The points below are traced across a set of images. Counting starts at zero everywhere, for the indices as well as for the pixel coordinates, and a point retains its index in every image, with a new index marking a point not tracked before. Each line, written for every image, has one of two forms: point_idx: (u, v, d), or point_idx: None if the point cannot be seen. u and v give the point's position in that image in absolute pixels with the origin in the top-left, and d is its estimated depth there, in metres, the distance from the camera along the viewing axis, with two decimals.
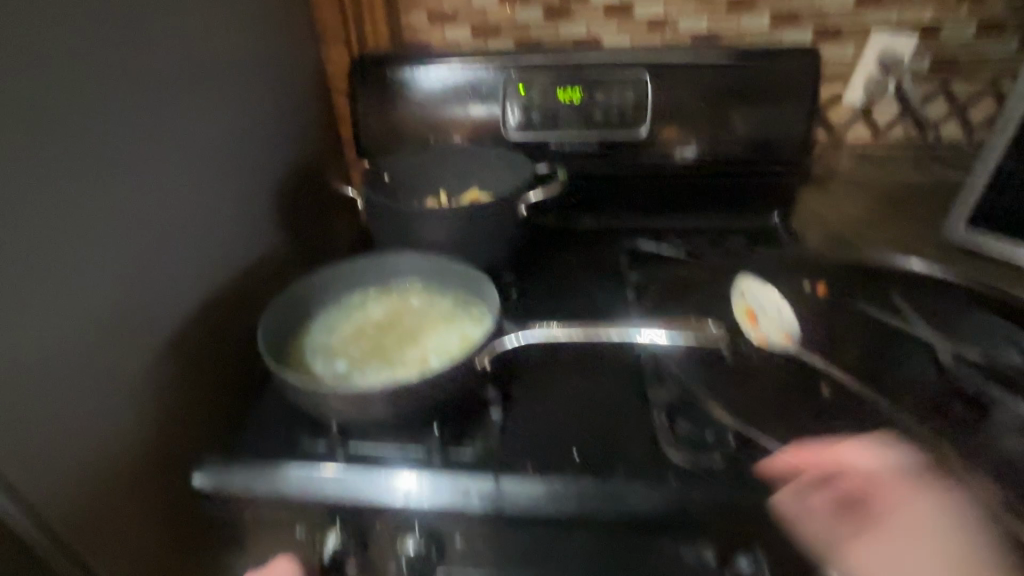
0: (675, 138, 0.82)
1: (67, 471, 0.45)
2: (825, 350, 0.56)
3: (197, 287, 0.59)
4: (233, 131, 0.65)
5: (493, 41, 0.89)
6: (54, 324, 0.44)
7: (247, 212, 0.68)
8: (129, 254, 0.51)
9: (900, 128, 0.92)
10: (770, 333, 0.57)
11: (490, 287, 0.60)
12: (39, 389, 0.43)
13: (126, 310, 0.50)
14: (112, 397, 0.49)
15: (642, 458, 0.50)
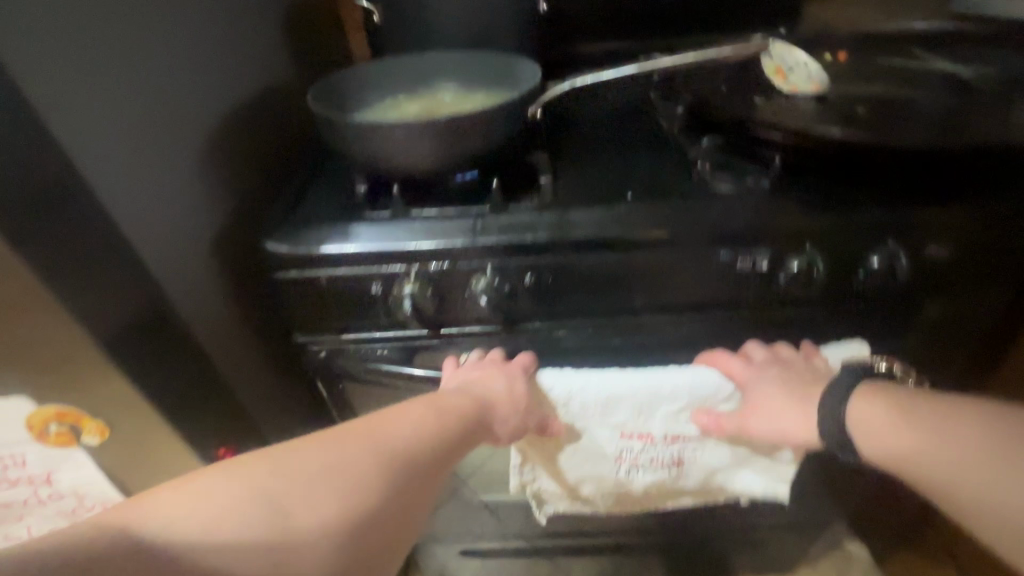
0: None
1: (157, 231, 0.45)
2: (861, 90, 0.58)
3: (240, 81, 0.57)
4: None
5: None
6: (122, 74, 0.43)
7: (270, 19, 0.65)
8: (177, 27, 0.49)
9: None
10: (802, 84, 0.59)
11: (529, 66, 0.60)
12: (119, 135, 0.42)
13: (184, 85, 0.49)
14: (184, 172, 0.49)
15: (702, 190, 0.52)
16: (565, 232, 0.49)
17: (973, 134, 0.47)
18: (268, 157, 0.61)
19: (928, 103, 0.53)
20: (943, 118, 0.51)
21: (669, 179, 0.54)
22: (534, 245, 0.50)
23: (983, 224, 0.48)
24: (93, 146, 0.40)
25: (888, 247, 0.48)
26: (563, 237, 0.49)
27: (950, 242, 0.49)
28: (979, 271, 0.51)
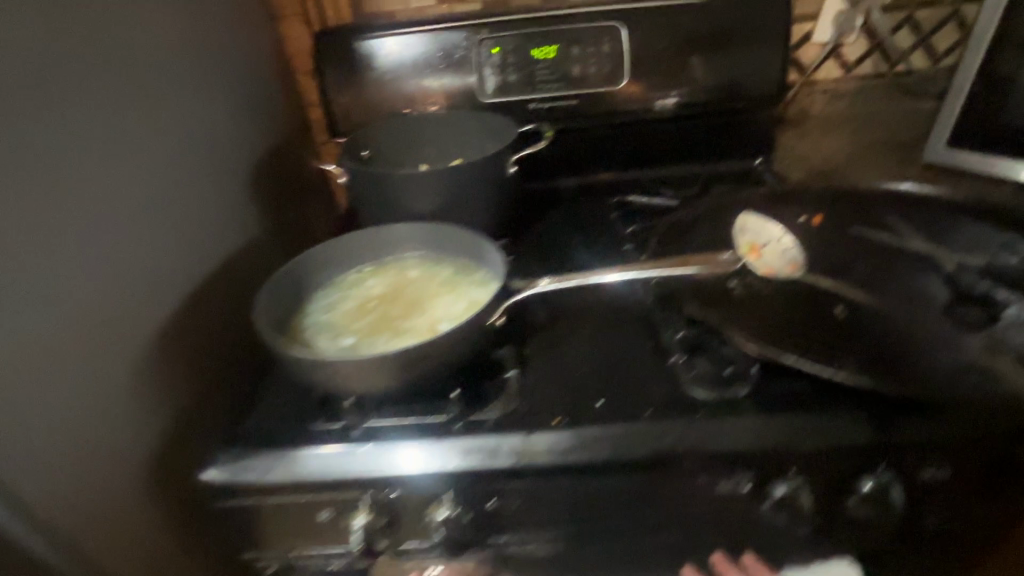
0: (654, 89, 0.84)
1: (64, 491, 0.43)
2: (827, 273, 0.57)
3: (174, 281, 0.57)
4: (194, 129, 0.64)
5: (456, 3, 0.88)
6: (31, 343, 0.42)
7: (216, 196, 0.66)
8: (96, 272, 0.48)
9: (865, 63, 0.95)
10: (775, 264, 0.57)
11: (493, 251, 0.58)
12: (23, 408, 0.41)
13: (104, 324, 0.48)
14: (101, 412, 0.47)
15: (665, 397, 0.49)
16: (527, 461, 0.45)
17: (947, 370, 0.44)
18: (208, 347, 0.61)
19: (893, 302, 0.52)
20: (917, 330, 0.48)
21: (644, 374, 0.52)
22: (493, 476, 0.46)
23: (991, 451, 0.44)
24: None
25: (878, 474, 0.45)
26: (525, 467, 0.45)
27: (949, 465, 0.45)
28: (977, 495, 0.47)
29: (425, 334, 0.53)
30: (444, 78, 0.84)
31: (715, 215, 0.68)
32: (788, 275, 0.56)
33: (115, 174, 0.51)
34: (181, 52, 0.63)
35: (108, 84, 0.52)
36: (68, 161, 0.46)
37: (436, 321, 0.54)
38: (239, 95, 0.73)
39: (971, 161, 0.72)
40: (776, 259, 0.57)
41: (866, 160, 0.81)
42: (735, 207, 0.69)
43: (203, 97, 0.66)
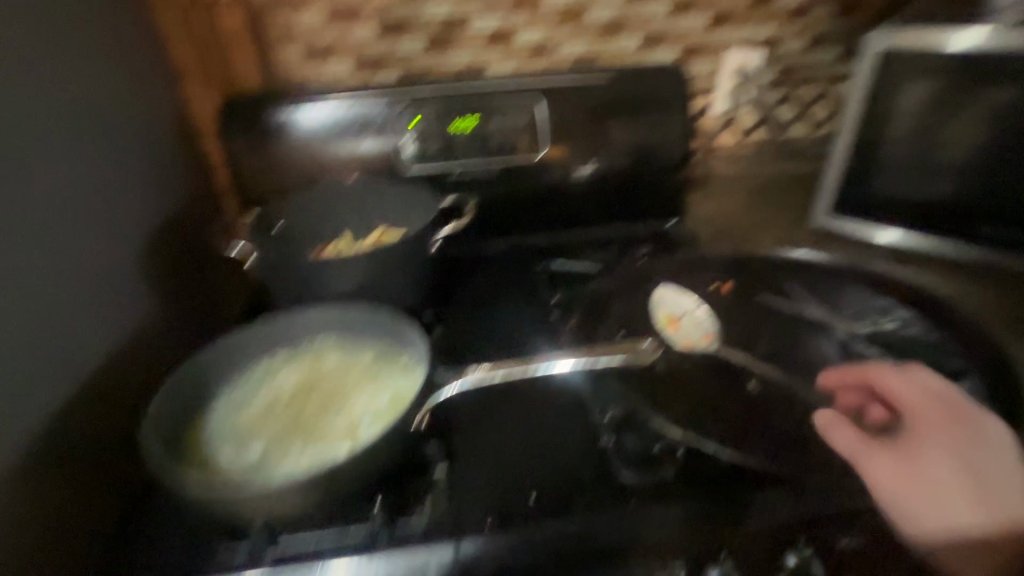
0: (572, 158, 0.88)
1: None
2: (736, 343, 0.60)
3: (49, 391, 0.50)
4: (83, 211, 0.57)
5: (375, 72, 0.88)
6: None
7: (106, 283, 0.59)
8: None
9: (758, 131, 1.04)
10: (692, 335, 0.61)
11: (417, 336, 0.55)
12: None
13: None
14: None
15: (593, 483, 0.48)
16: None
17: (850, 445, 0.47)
18: (84, 464, 0.53)
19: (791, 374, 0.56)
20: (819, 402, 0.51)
21: (574, 460, 0.51)
22: None
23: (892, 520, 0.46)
24: None
25: (800, 549, 0.46)
26: None
27: (861, 534, 0.47)
28: None
29: (343, 436, 0.49)
30: (364, 147, 0.83)
31: (635, 284, 0.71)
32: (706, 346, 0.60)
33: None
34: (69, 125, 0.56)
35: None
36: None
37: (357, 419, 0.50)
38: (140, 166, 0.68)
39: (850, 228, 0.80)
40: (692, 333, 0.61)
41: (764, 222, 0.89)
42: (652, 275, 0.72)
43: (95, 167, 0.60)
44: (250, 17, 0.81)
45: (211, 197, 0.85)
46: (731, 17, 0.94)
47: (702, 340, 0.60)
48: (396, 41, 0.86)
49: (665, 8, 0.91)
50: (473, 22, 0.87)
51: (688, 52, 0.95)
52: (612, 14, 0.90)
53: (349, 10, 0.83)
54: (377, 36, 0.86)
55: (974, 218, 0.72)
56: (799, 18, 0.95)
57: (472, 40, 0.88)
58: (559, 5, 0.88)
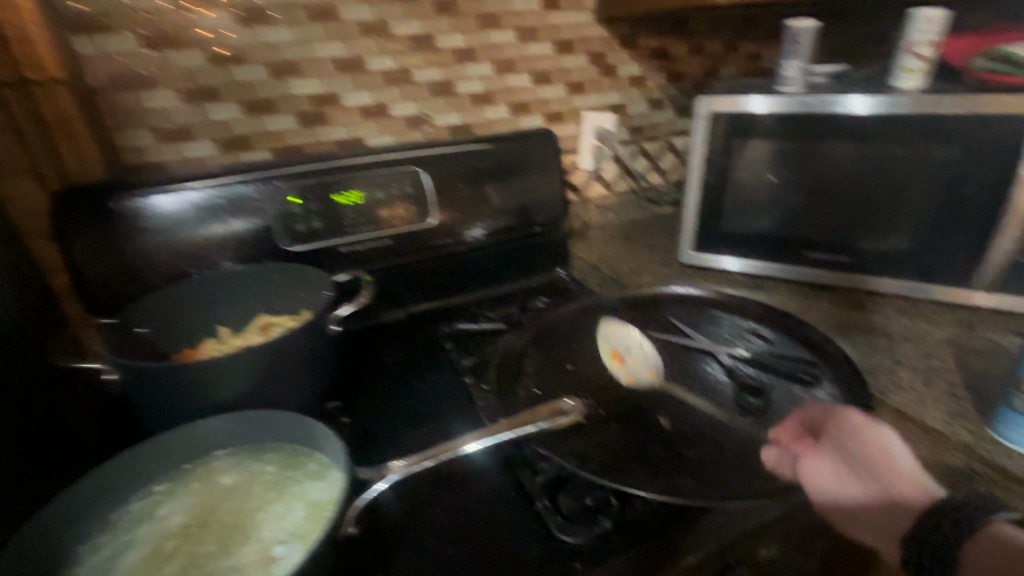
0: (461, 222, 0.90)
1: None
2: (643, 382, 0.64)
3: None
4: None
5: (243, 151, 0.84)
6: None
7: None
8: None
9: (620, 182, 1.17)
10: (637, 371, 0.65)
11: (328, 434, 0.50)
12: None
13: None
14: None
15: (538, 554, 0.48)
16: None
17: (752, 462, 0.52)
18: None
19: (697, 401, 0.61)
20: (721, 426, 0.56)
21: (513, 533, 0.50)
22: None
23: (801, 528, 0.51)
24: None
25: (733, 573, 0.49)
26: None
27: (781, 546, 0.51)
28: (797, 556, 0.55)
29: (253, 570, 0.42)
30: (240, 230, 0.77)
31: (541, 337, 0.73)
32: (649, 381, 0.63)
33: None
34: None
35: None
36: None
37: (269, 547, 0.44)
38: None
39: (710, 261, 0.91)
40: (639, 366, 0.65)
41: (640, 263, 0.99)
42: (555, 327, 0.75)
43: None
44: (88, 98, 0.72)
45: (49, 304, 0.72)
46: (584, 86, 1.05)
47: (647, 374, 0.64)
48: (264, 119, 0.83)
49: (527, 79, 0.99)
50: (346, 98, 0.87)
51: (552, 118, 1.05)
52: (480, 87, 0.96)
53: (207, 90, 0.78)
54: (241, 115, 0.82)
55: (804, 246, 0.84)
56: (638, 85, 1.10)
57: (346, 115, 0.88)
58: (430, 79, 0.92)
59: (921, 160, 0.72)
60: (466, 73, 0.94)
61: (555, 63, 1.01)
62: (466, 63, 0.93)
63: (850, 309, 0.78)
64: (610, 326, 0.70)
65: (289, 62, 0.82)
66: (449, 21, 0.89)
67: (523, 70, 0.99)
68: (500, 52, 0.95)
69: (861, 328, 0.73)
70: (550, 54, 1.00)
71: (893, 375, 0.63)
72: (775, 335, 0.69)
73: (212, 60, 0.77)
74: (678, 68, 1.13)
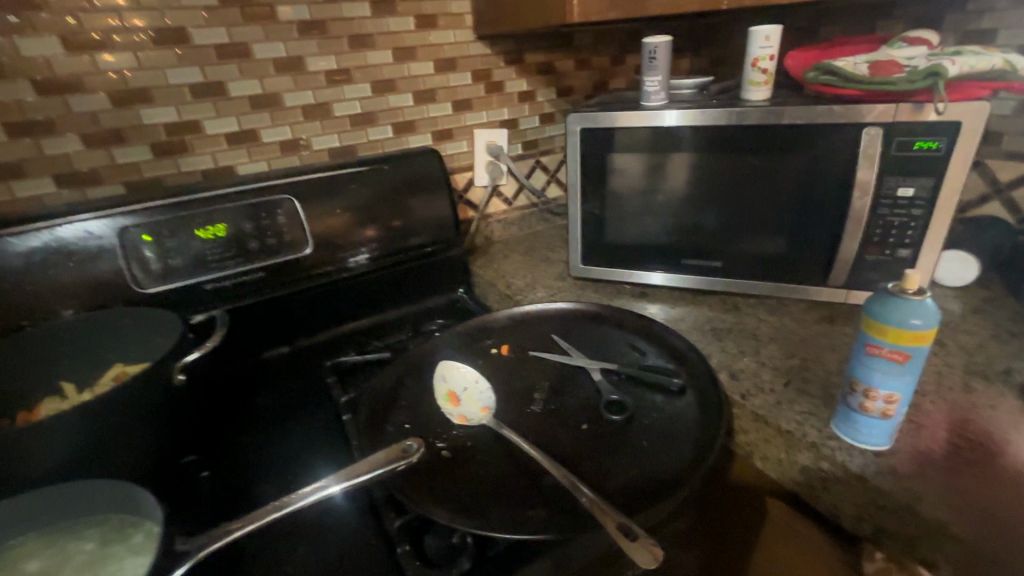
0: (344, 249, 0.87)
1: None
2: (518, 405, 0.63)
3: None
4: None
5: (91, 188, 0.77)
6: None
7: None
8: None
9: (520, 197, 1.17)
10: (471, 410, 0.62)
11: (147, 500, 0.46)
12: None
13: None
14: None
15: None
16: None
17: (610, 482, 0.52)
18: None
19: (566, 421, 0.60)
20: (584, 447, 0.56)
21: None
22: None
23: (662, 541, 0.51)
24: None
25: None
26: None
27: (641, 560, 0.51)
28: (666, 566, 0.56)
29: None
30: (85, 275, 0.70)
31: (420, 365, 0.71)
32: (481, 420, 0.60)
33: None
34: None
35: None
36: None
37: None
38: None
39: (600, 272, 0.92)
40: (474, 404, 0.62)
41: (537, 277, 0.99)
42: (436, 353, 0.73)
43: None
44: None
45: None
46: (472, 103, 1.05)
47: (480, 412, 0.61)
48: (113, 151, 0.77)
49: (410, 98, 0.98)
50: (207, 125, 0.82)
51: (441, 137, 1.03)
52: (359, 108, 0.93)
53: (38, 123, 0.71)
54: (83, 148, 0.75)
55: (681, 254, 0.87)
56: (527, 100, 1.11)
57: (210, 143, 0.83)
58: (302, 102, 0.88)
59: (774, 167, 0.76)
60: (342, 95, 0.91)
61: (439, 82, 1.00)
62: (342, 85, 0.91)
63: (725, 313, 0.81)
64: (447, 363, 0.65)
65: (135, 89, 0.76)
66: (317, 42, 0.86)
67: (405, 89, 0.97)
68: (377, 73, 0.93)
69: (732, 330, 0.75)
70: (432, 73, 0.98)
71: (754, 377, 0.65)
72: (648, 346, 0.70)
73: (41, 91, 0.71)
74: (567, 82, 1.15)
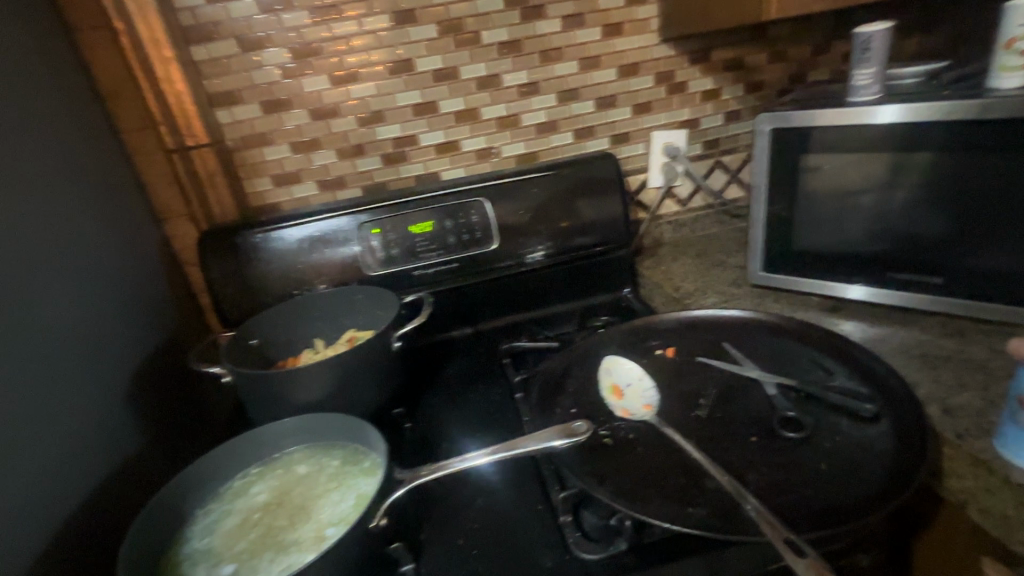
0: (523, 246, 0.96)
1: None
2: (681, 408, 0.64)
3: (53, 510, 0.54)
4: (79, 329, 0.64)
5: (340, 190, 0.99)
6: None
7: (98, 403, 0.65)
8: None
9: (696, 198, 1.14)
10: (634, 405, 0.65)
11: (377, 435, 0.59)
12: None
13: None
14: None
15: (551, 562, 0.51)
16: None
17: (780, 499, 0.50)
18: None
19: (733, 432, 0.59)
20: (752, 459, 0.55)
21: (533, 541, 0.53)
22: None
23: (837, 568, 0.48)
24: None
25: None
26: None
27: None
28: None
29: (311, 545, 0.52)
30: (335, 258, 0.91)
31: (587, 358, 0.76)
32: (644, 416, 0.63)
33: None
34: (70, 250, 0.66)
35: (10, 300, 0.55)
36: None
37: (331, 530, 0.53)
38: (113, 299, 0.73)
39: (782, 281, 0.86)
40: (638, 402, 0.64)
41: (708, 281, 0.96)
42: (602, 347, 0.77)
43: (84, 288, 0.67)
44: (225, 156, 0.92)
45: (196, 318, 0.93)
46: (652, 106, 1.06)
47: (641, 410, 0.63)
48: (356, 161, 0.97)
49: (591, 104, 1.03)
50: (422, 138, 0.98)
51: (618, 140, 1.07)
52: (544, 117, 1.02)
53: (311, 141, 0.94)
54: (337, 159, 0.96)
55: (886, 266, 0.77)
56: (711, 98, 1.08)
57: (423, 153, 0.99)
58: (496, 114, 1.00)
59: None
60: (530, 106, 1.00)
61: (621, 87, 1.03)
62: (531, 97, 1.00)
63: (942, 337, 0.70)
64: (616, 360, 0.68)
65: (374, 112, 0.95)
66: (513, 60, 0.97)
67: (587, 96, 1.02)
68: (563, 83, 1.00)
69: (954, 359, 0.64)
70: (615, 79, 1.02)
71: (980, 417, 0.55)
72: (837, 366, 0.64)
73: (314, 117, 0.93)
74: (757, 77, 1.08)
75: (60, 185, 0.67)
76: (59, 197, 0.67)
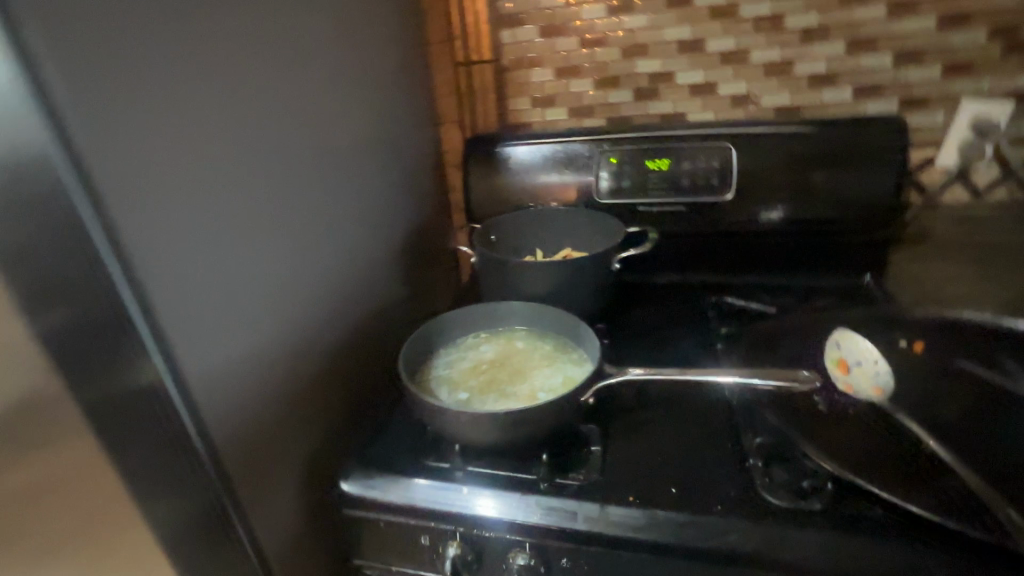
0: (760, 203, 0.91)
1: (255, 431, 0.59)
2: (923, 409, 0.58)
3: (348, 316, 0.77)
4: (383, 200, 0.88)
5: (586, 118, 1.04)
6: (271, 306, 0.62)
7: (383, 257, 0.88)
8: (309, 280, 0.69)
9: (1000, 190, 0.92)
10: (859, 385, 0.60)
11: (590, 334, 0.67)
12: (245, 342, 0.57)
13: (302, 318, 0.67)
14: (286, 382, 0.64)
15: (732, 491, 0.53)
16: (599, 529, 0.52)
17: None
18: (345, 377, 0.76)
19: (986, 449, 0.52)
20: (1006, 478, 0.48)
21: (716, 468, 0.56)
22: (573, 536, 0.52)
23: None
24: (223, 315, 0.54)
25: None
26: (598, 533, 0.52)
27: None
28: None
29: (525, 400, 0.62)
30: (569, 179, 0.97)
31: (811, 326, 0.71)
32: (871, 398, 0.59)
33: (335, 211, 0.75)
34: (385, 137, 0.88)
35: (351, 163, 0.79)
36: (317, 203, 0.71)
37: (545, 395, 0.62)
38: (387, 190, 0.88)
39: None
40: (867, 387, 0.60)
41: (988, 288, 0.80)
42: (834, 319, 0.71)
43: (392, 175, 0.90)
44: (499, 73, 1.03)
45: (445, 211, 1.11)
46: (971, 68, 0.87)
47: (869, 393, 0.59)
48: (609, 92, 1.01)
49: (888, 58, 0.89)
50: (680, 77, 0.97)
51: (910, 104, 0.91)
52: (824, 68, 0.91)
53: (573, 68, 1.00)
54: (592, 88, 1.01)
55: None
56: None
57: (677, 92, 0.98)
58: (768, 59, 0.93)
59: None
60: (810, 53, 0.91)
61: (935, 41, 0.87)
62: (815, 43, 0.90)
63: None
64: (849, 334, 0.63)
65: (639, 45, 0.96)
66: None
67: (885, 48, 0.89)
68: (860, 30, 0.88)
69: None
70: (931, 30, 0.86)
71: None
72: None
73: (582, 45, 0.98)
74: None
75: (390, 95, 0.90)
76: (390, 106, 0.90)
